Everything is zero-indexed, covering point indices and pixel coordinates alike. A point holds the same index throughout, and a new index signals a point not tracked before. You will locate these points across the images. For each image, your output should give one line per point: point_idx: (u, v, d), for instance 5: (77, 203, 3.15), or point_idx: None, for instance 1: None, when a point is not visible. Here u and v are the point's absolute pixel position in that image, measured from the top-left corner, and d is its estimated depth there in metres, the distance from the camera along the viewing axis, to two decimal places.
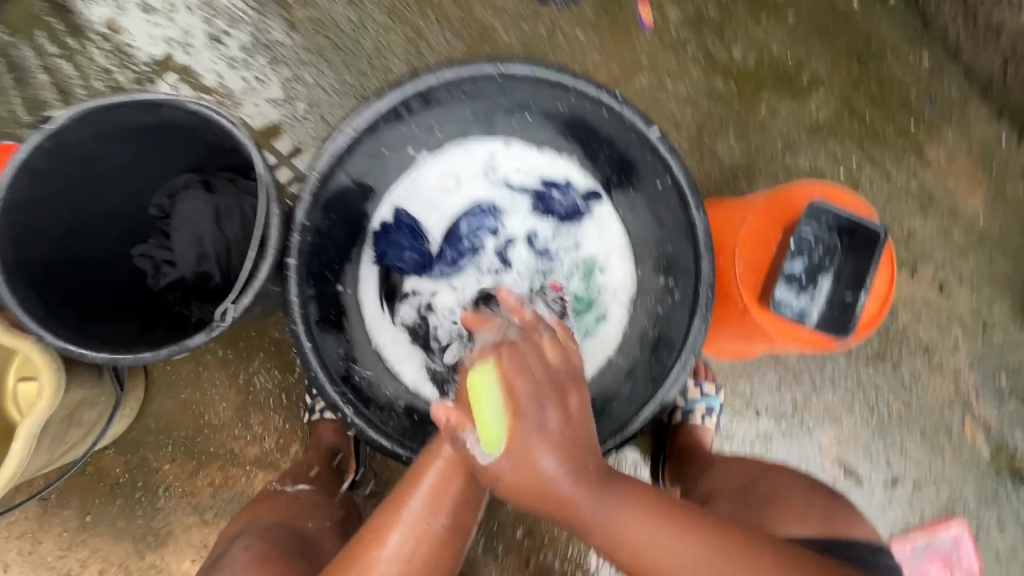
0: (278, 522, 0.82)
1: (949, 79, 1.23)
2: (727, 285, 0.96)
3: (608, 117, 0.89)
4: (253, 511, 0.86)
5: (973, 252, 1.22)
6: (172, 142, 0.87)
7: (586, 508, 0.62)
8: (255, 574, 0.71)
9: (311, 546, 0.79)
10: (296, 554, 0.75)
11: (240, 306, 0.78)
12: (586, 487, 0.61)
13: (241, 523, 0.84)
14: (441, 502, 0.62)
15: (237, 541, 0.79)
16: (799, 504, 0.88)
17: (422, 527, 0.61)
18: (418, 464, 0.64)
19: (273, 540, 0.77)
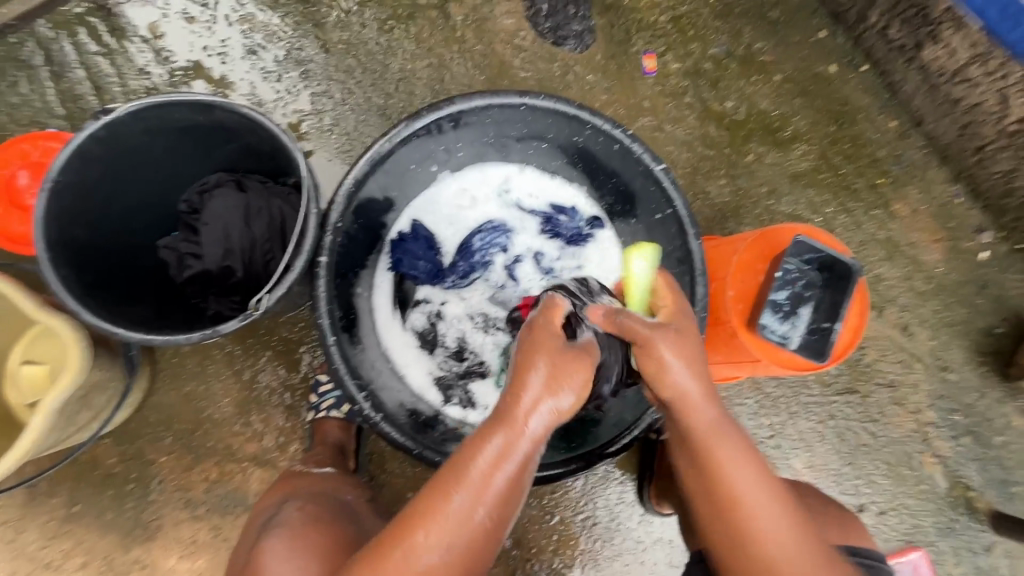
0: (320, 492, 0.84)
1: (912, 143, 1.39)
2: (719, 310, 1.06)
3: (618, 151, 0.98)
4: (286, 485, 0.87)
5: (932, 299, 1.34)
6: (212, 143, 0.92)
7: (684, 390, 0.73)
8: (313, 530, 0.72)
9: (352, 515, 0.81)
10: (344, 521, 0.77)
11: (272, 298, 0.83)
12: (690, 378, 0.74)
13: (278, 494, 0.85)
14: (486, 494, 0.63)
15: (283, 505, 0.80)
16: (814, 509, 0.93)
17: (465, 517, 0.63)
18: (468, 450, 0.65)
19: (321, 507, 0.79)
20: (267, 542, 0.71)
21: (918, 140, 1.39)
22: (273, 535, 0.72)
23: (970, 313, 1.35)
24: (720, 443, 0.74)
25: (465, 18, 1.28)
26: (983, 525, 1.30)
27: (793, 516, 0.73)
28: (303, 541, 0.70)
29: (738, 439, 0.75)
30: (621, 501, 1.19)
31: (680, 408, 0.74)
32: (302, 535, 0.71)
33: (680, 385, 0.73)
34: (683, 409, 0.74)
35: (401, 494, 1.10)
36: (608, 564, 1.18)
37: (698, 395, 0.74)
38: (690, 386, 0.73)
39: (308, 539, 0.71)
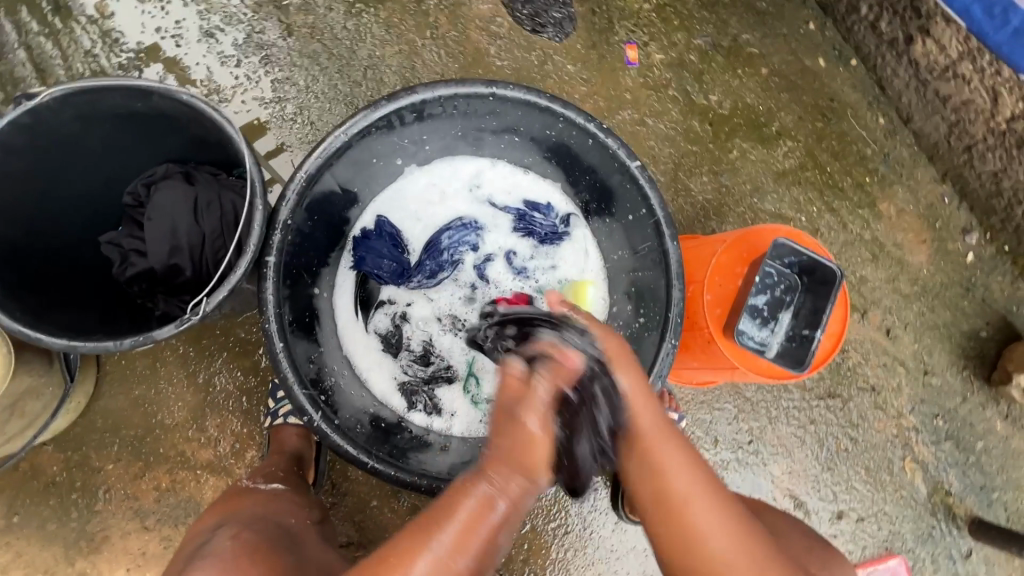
0: (264, 516, 0.79)
1: (900, 141, 1.35)
2: (696, 314, 1.01)
3: (593, 146, 0.93)
4: (226, 506, 0.81)
5: (916, 301, 1.31)
6: (155, 133, 0.87)
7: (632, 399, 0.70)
8: (248, 562, 0.67)
9: (295, 542, 0.77)
10: (282, 549, 0.73)
11: (213, 300, 0.77)
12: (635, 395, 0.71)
13: (216, 517, 0.79)
14: (468, 542, 0.61)
15: (217, 532, 0.74)
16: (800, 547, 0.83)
17: (445, 564, 0.60)
18: (451, 497, 0.63)
19: (258, 533, 0.74)
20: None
21: (906, 137, 1.35)
22: (199, 568, 0.66)
23: (954, 316, 1.32)
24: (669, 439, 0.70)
25: (438, 3, 1.22)
26: (962, 531, 1.27)
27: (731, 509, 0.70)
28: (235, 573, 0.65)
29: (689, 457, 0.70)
30: (594, 509, 1.15)
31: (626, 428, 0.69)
32: (231, 567, 0.66)
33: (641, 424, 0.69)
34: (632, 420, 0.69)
35: (365, 503, 1.06)
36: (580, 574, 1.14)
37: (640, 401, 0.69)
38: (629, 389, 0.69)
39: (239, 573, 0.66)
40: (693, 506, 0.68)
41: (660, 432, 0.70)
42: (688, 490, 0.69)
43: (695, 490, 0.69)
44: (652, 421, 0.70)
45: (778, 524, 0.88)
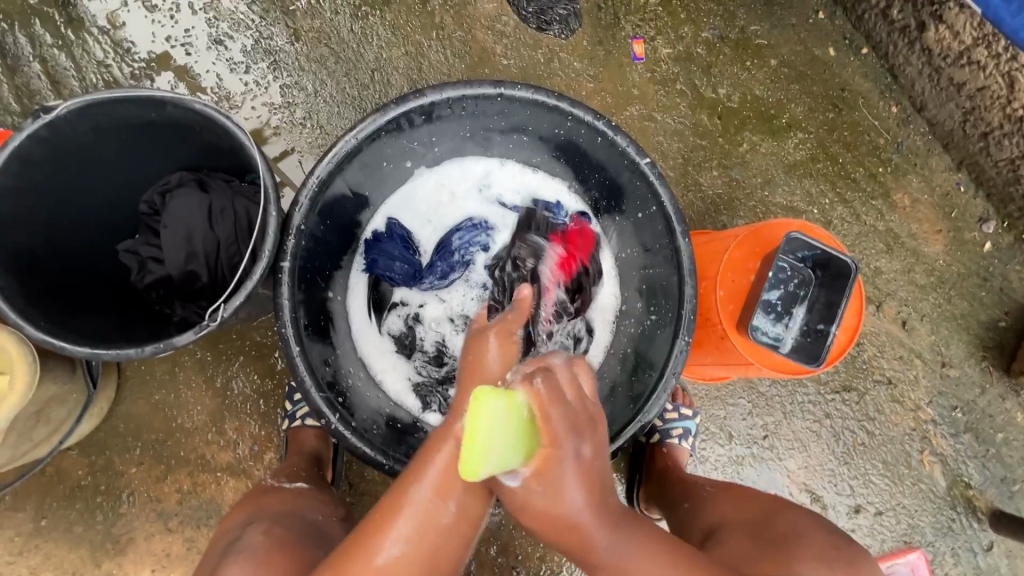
0: (290, 512, 0.80)
1: (914, 129, 1.33)
2: (709, 310, 1.01)
3: (602, 144, 0.93)
4: (252, 504, 0.83)
5: (933, 292, 1.30)
6: (169, 141, 0.88)
7: (590, 531, 0.66)
8: (279, 556, 0.69)
9: (324, 535, 0.78)
10: (312, 543, 0.74)
11: (230, 306, 0.78)
12: (588, 506, 0.66)
13: (243, 514, 0.81)
14: (450, 484, 0.64)
15: (246, 528, 0.76)
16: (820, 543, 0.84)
17: (428, 511, 0.63)
18: (429, 446, 0.66)
19: (287, 529, 0.75)
20: (224, 571, 0.67)
21: (920, 126, 1.33)
22: (233, 561, 0.68)
23: (972, 307, 1.30)
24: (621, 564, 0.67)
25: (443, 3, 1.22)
26: (983, 524, 1.26)
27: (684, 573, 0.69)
28: (268, 565, 0.67)
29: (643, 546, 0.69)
30: None
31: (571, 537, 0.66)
32: (264, 561, 0.68)
33: (587, 533, 0.66)
34: (574, 533, 0.66)
35: (382, 502, 1.07)
36: None
37: (592, 519, 0.66)
38: (579, 505, 0.64)
39: (271, 566, 0.67)
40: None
41: (605, 536, 0.67)
42: (651, 574, 0.68)
43: (660, 573, 0.68)
44: (600, 526, 0.66)
45: (799, 522, 0.87)
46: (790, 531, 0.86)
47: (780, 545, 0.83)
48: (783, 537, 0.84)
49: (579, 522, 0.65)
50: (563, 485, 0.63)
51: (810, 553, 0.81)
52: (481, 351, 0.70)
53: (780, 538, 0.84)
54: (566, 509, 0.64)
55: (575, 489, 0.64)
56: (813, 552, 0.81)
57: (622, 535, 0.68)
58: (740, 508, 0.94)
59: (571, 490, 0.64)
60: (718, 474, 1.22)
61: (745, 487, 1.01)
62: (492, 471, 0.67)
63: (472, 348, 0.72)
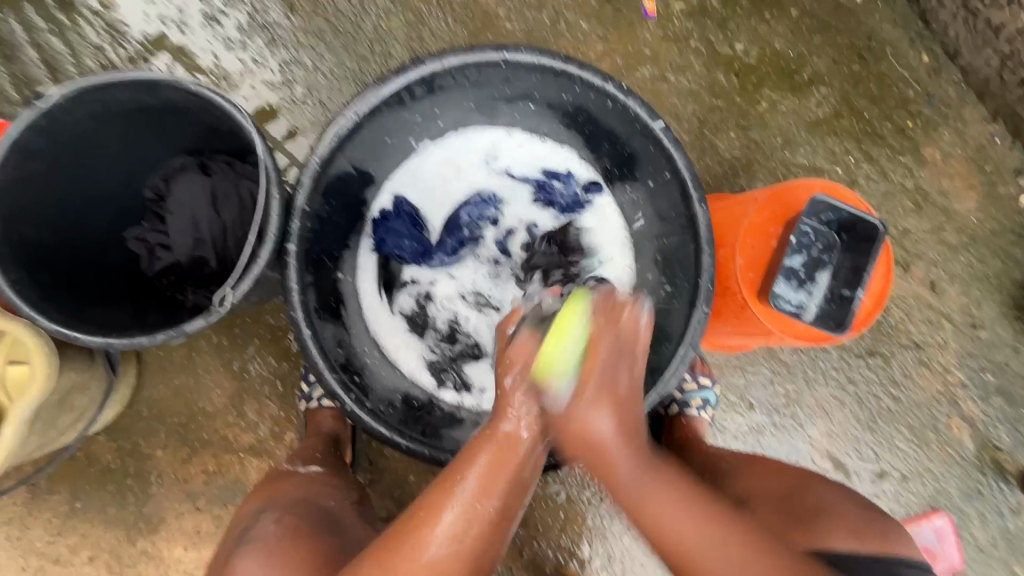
0: (302, 498, 0.81)
1: (946, 79, 1.25)
2: (727, 278, 0.97)
3: (612, 109, 0.89)
4: (267, 490, 0.84)
5: (964, 251, 1.24)
6: (168, 124, 0.87)
7: (619, 466, 0.68)
8: (289, 545, 0.70)
9: (335, 522, 0.79)
10: (324, 531, 0.75)
11: (239, 291, 0.78)
12: (620, 439, 0.68)
13: (259, 500, 0.82)
14: (494, 484, 0.63)
15: (260, 517, 0.77)
16: (851, 517, 0.83)
17: (472, 509, 0.62)
18: (472, 446, 0.66)
19: (300, 517, 0.76)
20: (241, 564, 0.69)
21: (953, 75, 1.25)
22: (248, 555, 0.70)
23: (1006, 266, 1.24)
24: (642, 489, 0.68)
25: None
26: (1012, 487, 1.23)
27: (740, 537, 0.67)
28: (280, 558, 0.69)
29: (684, 502, 0.68)
30: None
31: (603, 470, 0.69)
32: (278, 552, 0.70)
33: (617, 475, 0.68)
34: (605, 466, 0.68)
35: (402, 479, 1.08)
36: (617, 539, 1.15)
37: (617, 444, 0.67)
38: (608, 431, 0.67)
39: (286, 556, 0.69)
40: (688, 539, 0.67)
41: (638, 480, 0.68)
42: (692, 535, 0.67)
43: (698, 528, 0.67)
44: (632, 470, 0.68)
45: (828, 497, 0.86)
46: (819, 503, 0.85)
47: (811, 518, 0.82)
48: (812, 512, 0.83)
49: (610, 457, 0.68)
50: (594, 405, 0.66)
51: (840, 529, 0.80)
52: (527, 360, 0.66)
53: (811, 511, 0.84)
54: (589, 440, 0.67)
55: (603, 416, 0.66)
56: (842, 525, 0.81)
57: (648, 473, 0.69)
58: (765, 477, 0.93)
59: (595, 415, 0.66)
60: (738, 443, 1.20)
61: (769, 460, 0.99)
62: (529, 477, 0.67)
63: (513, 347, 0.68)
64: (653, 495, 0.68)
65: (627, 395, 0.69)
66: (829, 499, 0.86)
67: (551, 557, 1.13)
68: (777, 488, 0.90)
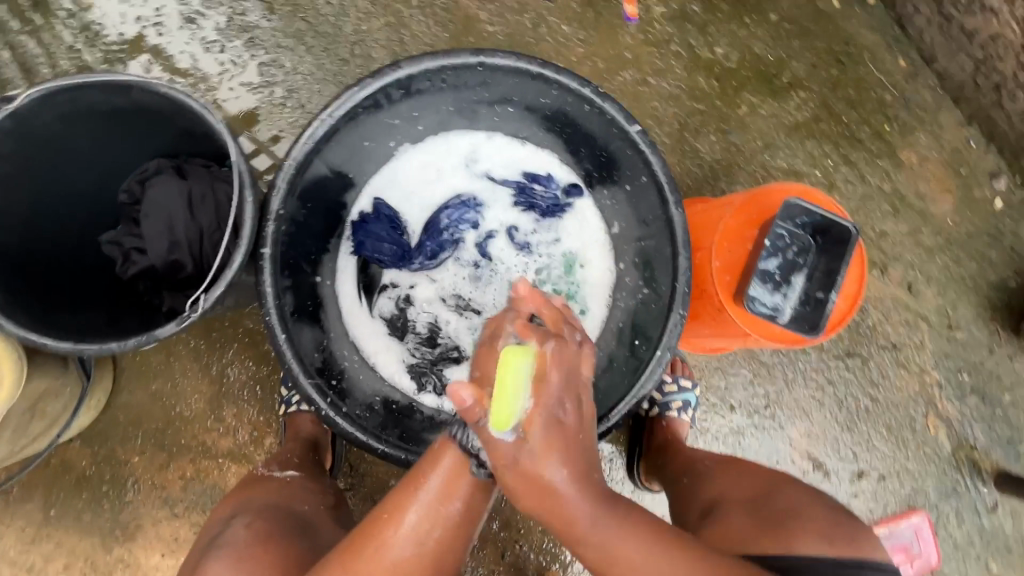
0: (274, 504, 0.81)
1: (922, 84, 1.27)
2: (705, 281, 0.98)
3: (590, 112, 0.89)
4: (241, 494, 0.84)
5: (940, 253, 1.26)
6: (142, 127, 0.86)
7: (574, 516, 0.63)
8: (257, 551, 0.70)
9: (309, 527, 0.78)
10: (296, 534, 0.75)
11: (211, 296, 0.77)
12: (573, 489, 0.62)
13: (230, 506, 0.82)
14: (459, 486, 0.63)
15: (231, 521, 0.77)
16: (820, 518, 0.83)
17: (436, 511, 0.63)
18: (435, 448, 0.66)
19: (270, 521, 0.76)
20: (210, 567, 0.69)
21: (929, 80, 1.27)
22: (217, 558, 0.70)
23: (981, 268, 1.26)
24: (603, 537, 0.64)
25: None
26: (988, 485, 1.25)
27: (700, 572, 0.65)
28: (249, 561, 0.69)
29: (643, 544, 0.65)
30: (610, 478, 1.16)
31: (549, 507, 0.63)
32: (246, 556, 0.69)
33: (563, 513, 0.63)
34: (554, 504, 0.63)
35: (383, 483, 1.08)
36: None
37: (572, 489, 0.62)
38: (561, 479, 0.61)
39: (254, 560, 0.69)
40: (649, 574, 0.65)
41: (581, 502, 0.63)
42: (645, 565, 0.65)
43: (653, 558, 0.65)
44: (588, 514, 0.63)
45: (802, 497, 0.88)
46: (791, 506, 0.85)
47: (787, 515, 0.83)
48: (784, 515, 0.83)
49: (562, 509, 0.62)
50: (542, 454, 0.60)
51: (811, 532, 0.80)
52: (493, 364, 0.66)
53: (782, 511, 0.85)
54: (543, 482, 0.61)
55: (553, 465, 0.61)
56: (816, 523, 0.82)
57: (605, 515, 0.64)
58: (738, 482, 0.93)
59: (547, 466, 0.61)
60: (719, 445, 1.21)
61: (747, 462, 0.99)
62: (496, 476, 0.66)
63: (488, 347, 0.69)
64: (607, 529, 0.64)
65: (577, 431, 0.63)
66: (800, 502, 0.86)
67: (533, 560, 1.13)
68: (754, 487, 0.91)
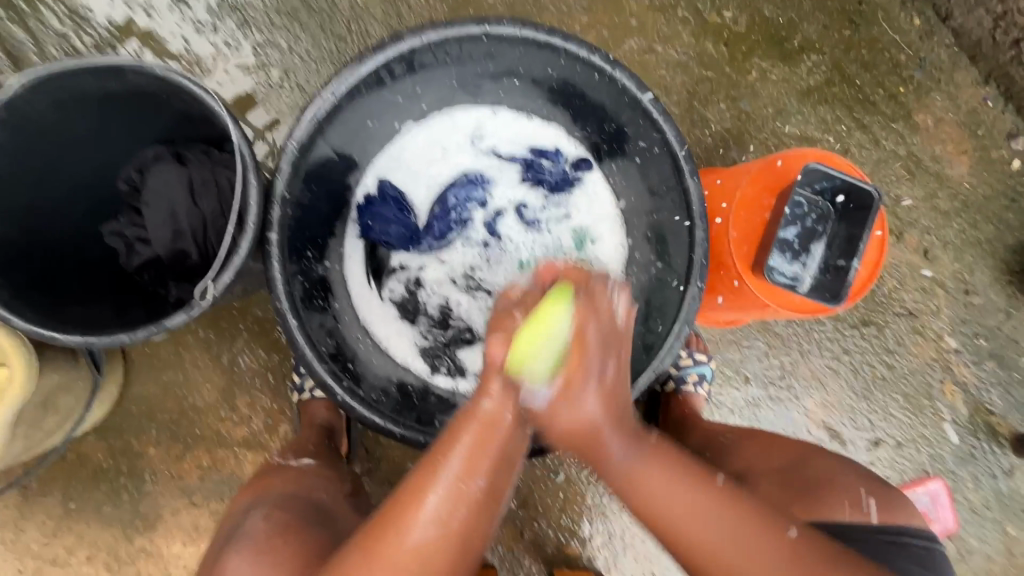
0: (293, 493, 0.80)
1: (938, 42, 1.22)
2: (721, 252, 0.96)
3: (599, 82, 0.86)
4: (258, 485, 0.84)
5: (957, 217, 1.23)
6: (138, 113, 0.84)
7: (609, 442, 0.70)
8: (278, 543, 0.70)
9: (327, 516, 0.78)
10: (315, 523, 0.75)
11: (220, 284, 0.75)
12: (610, 420, 0.70)
13: (249, 496, 0.82)
14: (479, 462, 0.64)
15: (251, 512, 0.77)
16: (852, 488, 0.83)
17: (459, 488, 0.63)
18: (455, 425, 0.66)
19: (289, 512, 0.76)
20: (229, 561, 0.70)
21: (945, 38, 1.22)
22: (236, 552, 0.71)
23: (998, 231, 1.24)
24: (634, 463, 0.71)
25: None
26: (1004, 449, 1.24)
27: (724, 507, 0.69)
28: (268, 552, 0.69)
29: (671, 471, 0.71)
30: None
31: (592, 451, 0.71)
32: (267, 547, 0.70)
33: (613, 459, 0.71)
34: (598, 451, 0.71)
35: (400, 466, 1.08)
36: (617, 516, 1.15)
37: (605, 418, 0.69)
38: (594, 410, 0.68)
39: (273, 552, 0.69)
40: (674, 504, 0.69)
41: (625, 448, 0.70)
42: (670, 498, 0.70)
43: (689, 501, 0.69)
44: (620, 449, 0.71)
45: (828, 469, 0.87)
46: (823, 476, 0.85)
47: (809, 490, 0.84)
48: (813, 485, 0.84)
49: (599, 434, 0.69)
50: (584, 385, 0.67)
51: (842, 501, 0.82)
52: (512, 325, 0.67)
53: (812, 483, 0.85)
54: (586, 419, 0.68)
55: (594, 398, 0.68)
56: (842, 498, 0.82)
57: (637, 443, 0.72)
58: (767, 452, 0.93)
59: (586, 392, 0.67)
60: (735, 418, 1.20)
61: (772, 435, 0.98)
62: (517, 453, 0.68)
63: (495, 327, 0.69)
64: (630, 451, 0.71)
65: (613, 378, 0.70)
66: (834, 472, 0.86)
67: (552, 537, 1.14)
68: (777, 462, 0.91)
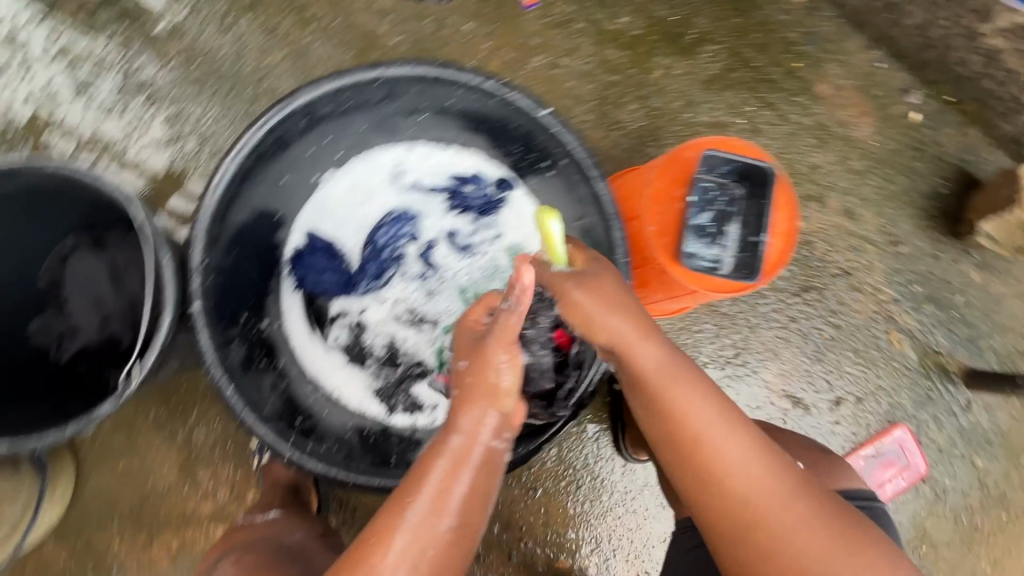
0: (262, 537, 0.83)
1: (822, 17, 1.30)
2: (644, 249, 0.98)
3: (498, 105, 0.89)
4: (229, 538, 0.86)
5: (870, 174, 1.30)
6: (47, 208, 0.84)
7: (635, 350, 0.72)
8: None
9: (298, 553, 0.80)
10: (285, 562, 0.76)
11: (144, 365, 0.77)
12: (634, 329, 0.73)
13: (220, 549, 0.84)
14: (446, 500, 0.61)
15: (221, 561, 0.80)
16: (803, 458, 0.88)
17: (426, 529, 0.60)
18: (424, 460, 0.65)
19: (258, 554, 0.78)
20: None
21: (828, 11, 1.30)
22: None
23: (911, 181, 1.30)
24: (665, 367, 0.72)
25: None
26: (958, 385, 1.29)
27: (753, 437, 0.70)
28: None
29: (708, 388, 0.71)
30: (600, 458, 1.16)
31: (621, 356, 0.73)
32: None
33: (639, 361, 0.72)
34: (628, 353, 0.73)
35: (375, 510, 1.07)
36: (601, 521, 1.15)
37: (633, 334, 0.72)
38: (621, 325, 0.72)
39: None
40: (703, 420, 0.70)
41: (663, 366, 0.71)
42: (704, 414, 0.70)
43: (719, 419, 0.70)
44: (653, 357, 0.72)
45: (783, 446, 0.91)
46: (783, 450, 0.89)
47: None
48: None
49: (623, 342, 0.72)
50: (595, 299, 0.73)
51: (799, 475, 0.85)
52: (479, 353, 0.67)
53: None
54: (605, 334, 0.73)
55: (645, 335, 0.72)
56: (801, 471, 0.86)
57: (671, 353, 0.73)
58: None
59: (603, 310, 0.73)
60: None
61: None
62: (489, 491, 0.65)
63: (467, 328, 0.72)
64: (660, 357, 0.72)
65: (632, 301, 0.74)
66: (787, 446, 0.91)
67: (541, 553, 1.13)
68: None
